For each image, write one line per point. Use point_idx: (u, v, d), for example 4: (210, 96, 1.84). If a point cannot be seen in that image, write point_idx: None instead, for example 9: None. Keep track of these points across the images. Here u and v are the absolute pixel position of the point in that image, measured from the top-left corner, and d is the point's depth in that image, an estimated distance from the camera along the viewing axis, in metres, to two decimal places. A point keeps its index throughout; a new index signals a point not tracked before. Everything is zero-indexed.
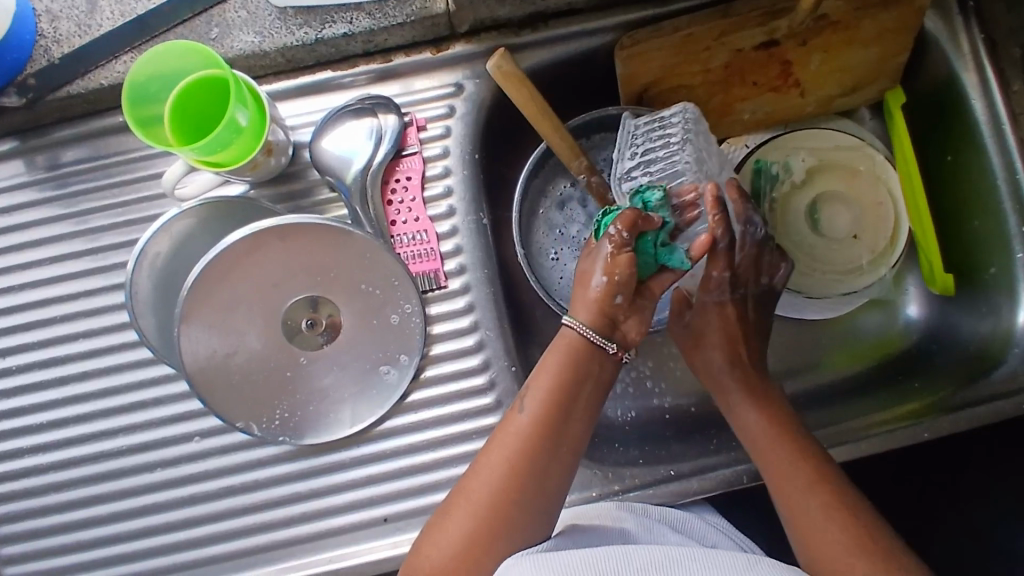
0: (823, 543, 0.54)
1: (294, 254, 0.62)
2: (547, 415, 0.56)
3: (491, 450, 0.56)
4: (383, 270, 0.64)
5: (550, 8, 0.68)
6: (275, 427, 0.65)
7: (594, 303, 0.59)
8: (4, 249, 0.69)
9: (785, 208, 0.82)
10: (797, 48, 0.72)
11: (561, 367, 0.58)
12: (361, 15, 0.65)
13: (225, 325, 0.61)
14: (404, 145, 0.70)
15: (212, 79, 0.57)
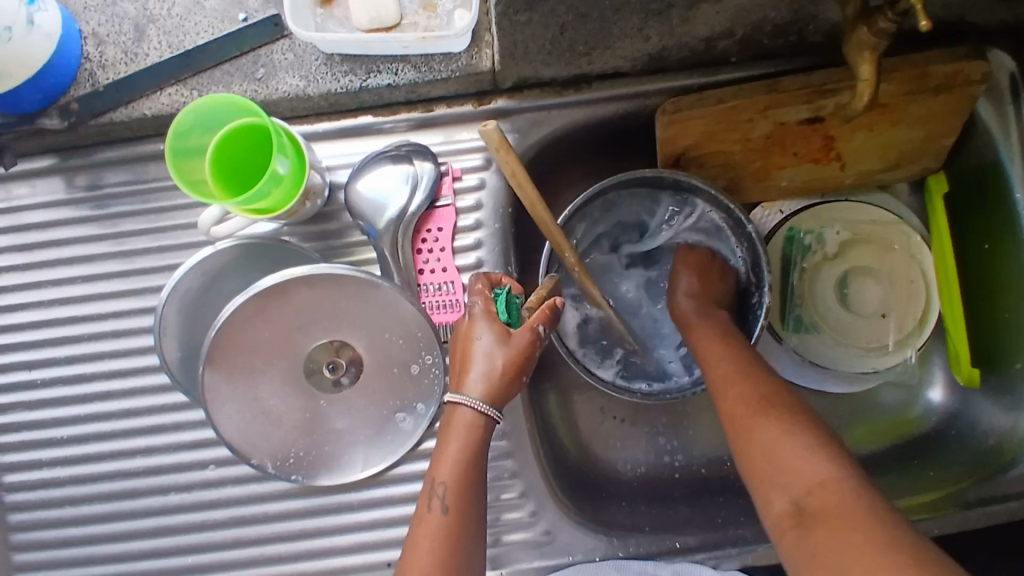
0: (765, 438, 0.56)
1: (321, 300, 0.63)
2: (461, 505, 0.58)
3: (414, 552, 0.57)
4: (407, 322, 0.65)
5: (595, 71, 0.67)
6: (290, 464, 0.66)
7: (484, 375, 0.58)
8: (37, 264, 0.71)
9: (813, 277, 0.81)
10: (840, 124, 0.71)
11: (459, 457, 0.58)
12: (407, 68, 0.65)
13: (249, 363, 0.62)
14: (439, 194, 0.70)
15: (253, 128, 0.57)
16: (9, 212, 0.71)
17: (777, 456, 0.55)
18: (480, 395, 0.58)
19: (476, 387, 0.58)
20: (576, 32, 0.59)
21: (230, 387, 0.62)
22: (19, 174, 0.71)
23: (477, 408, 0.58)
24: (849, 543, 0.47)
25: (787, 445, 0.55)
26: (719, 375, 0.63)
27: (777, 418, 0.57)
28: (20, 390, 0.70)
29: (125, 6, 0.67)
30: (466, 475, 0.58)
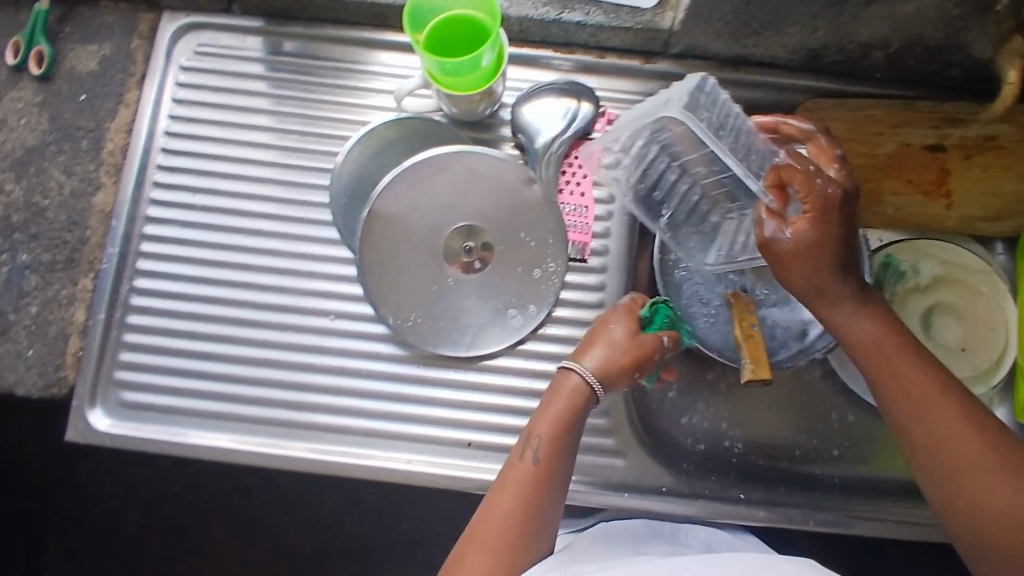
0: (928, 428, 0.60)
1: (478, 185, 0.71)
2: (550, 464, 0.63)
3: (500, 492, 0.62)
4: (543, 225, 0.72)
5: (757, 55, 0.76)
6: (406, 327, 0.71)
7: (599, 354, 0.65)
8: (227, 106, 0.79)
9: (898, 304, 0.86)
10: (959, 159, 0.80)
11: (559, 416, 0.64)
12: (598, 11, 0.74)
13: (402, 225, 0.69)
14: (591, 130, 0.77)
15: (483, 25, 0.67)
16: (219, 57, 0.79)
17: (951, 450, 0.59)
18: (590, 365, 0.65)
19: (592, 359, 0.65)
20: (760, 5, 0.68)
21: (380, 237, 0.69)
22: (235, 28, 0.80)
23: (586, 378, 0.65)
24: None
25: (951, 442, 0.59)
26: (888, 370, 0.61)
27: (923, 390, 0.60)
28: (178, 209, 0.77)
29: None
30: (559, 437, 0.64)
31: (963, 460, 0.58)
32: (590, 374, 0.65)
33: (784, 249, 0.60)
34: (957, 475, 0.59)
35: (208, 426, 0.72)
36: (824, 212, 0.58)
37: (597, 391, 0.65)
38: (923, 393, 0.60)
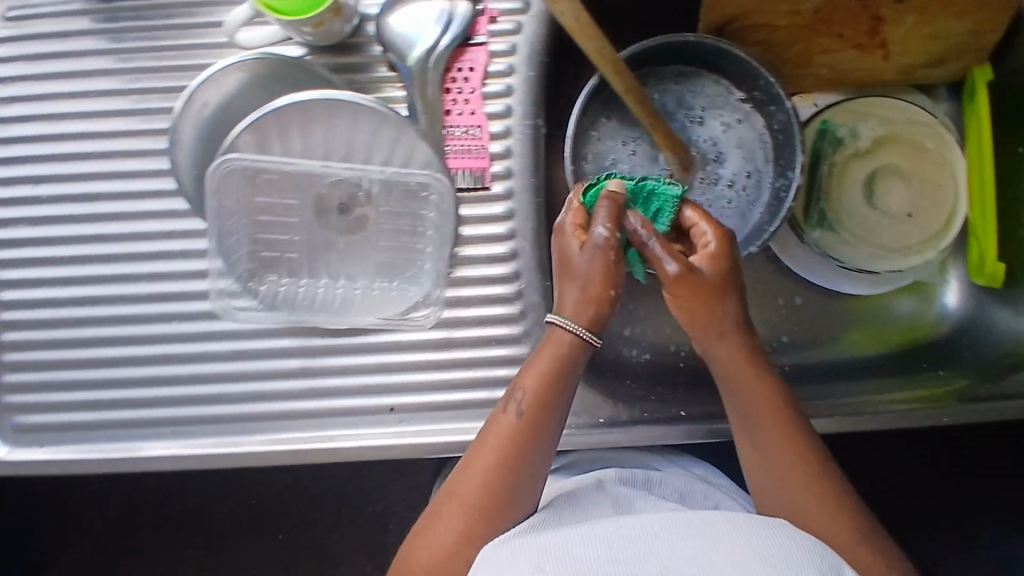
0: (777, 474, 0.56)
1: (327, 125, 0.61)
2: (531, 417, 0.55)
3: (479, 446, 0.56)
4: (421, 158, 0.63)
5: None
6: (280, 296, 0.64)
7: (579, 295, 0.55)
8: (53, 75, 0.68)
9: (839, 173, 0.80)
10: (891, 5, 0.70)
11: (543, 371, 0.55)
12: None
13: (256, 195, 0.61)
14: (473, 34, 0.67)
15: None
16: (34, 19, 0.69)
17: (787, 486, 0.55)
18: (572, 312, 0.55)
19: (558, 304, 0.56)
20: None
21: (235, 207, 0.61)
22: None
23: (567, 327, 0.55)
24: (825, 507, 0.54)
25: (795, 472, 0.55)
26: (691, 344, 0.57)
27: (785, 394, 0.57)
28: (24, 206, 0.68)
29: None
30: (547, 389, 0.55)
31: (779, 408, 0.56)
32: (571, 323, 0.55)
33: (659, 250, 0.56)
34: (805, 515, 0.54)
35: (104, 439, 0.66)
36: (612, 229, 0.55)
37: (592, 342, 0.55)
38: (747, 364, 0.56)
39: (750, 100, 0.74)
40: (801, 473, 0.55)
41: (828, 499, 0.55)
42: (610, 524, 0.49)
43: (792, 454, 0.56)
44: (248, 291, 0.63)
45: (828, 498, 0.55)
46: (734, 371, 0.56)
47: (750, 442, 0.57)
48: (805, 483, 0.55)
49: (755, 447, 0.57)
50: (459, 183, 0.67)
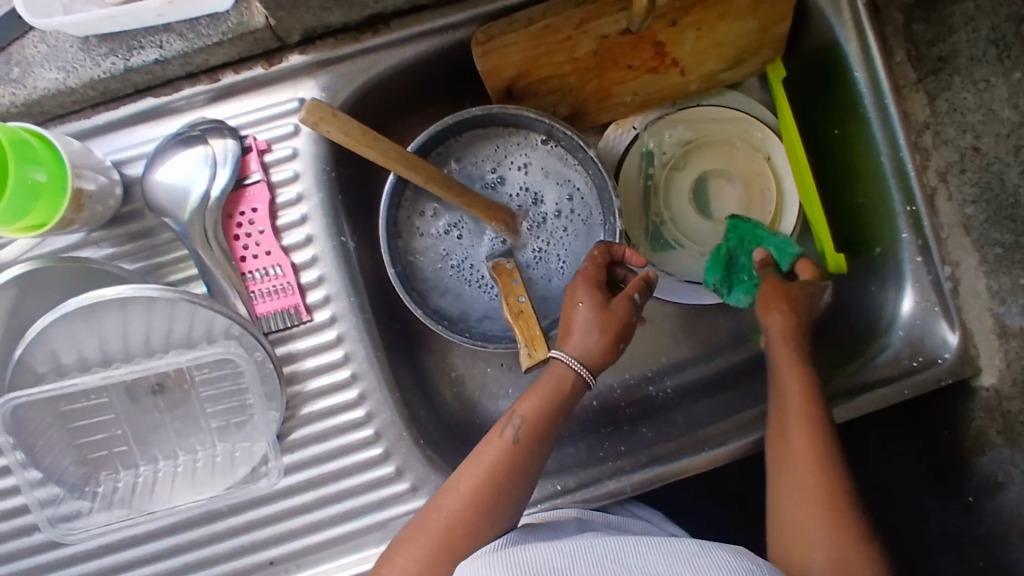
0: (788, 474, 0.56)
1: (107, 320, 0.58)
2: (526, 441, 0.57)
3: (461, 471, 0.57)
4: (206, 322, 0.59)
5: (389, 7, 0.61)
6: (121, 491, 0.62)
7: (590, 339, 0.58)
8: None
9: (669, 187, 0.79)
10: (666, 28, 0.67)
11: (544, 395, 0.58)
12: (173, 38, 0.58)
13: (61, 407, 0.59)
14: (246, 173, 0.64)
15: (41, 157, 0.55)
16: None
17: (804, 490, 0.54)
18: (577, 351, 0.59)
19: (579, 346, 0.58)
20: None
21: (44, 427, 0.59)
22: None
23: (569, 364, 0.58)
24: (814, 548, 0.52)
25: (806, 482, 0.55)
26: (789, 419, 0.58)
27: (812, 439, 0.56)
28: None
29: None
30: (544, 414, 0.57)
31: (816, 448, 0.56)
32: (576, 360, 0.58)
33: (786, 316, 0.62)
34: (806, 556, 0.52)
35: None
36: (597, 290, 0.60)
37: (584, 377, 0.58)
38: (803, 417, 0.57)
39: (550, 141, 0.73)
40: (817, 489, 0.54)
41: (847, 544, 0.52)
42: (533, 553, 0.44)
43: (816, 472, 0.55)
44: (83, 494, 0.61)
45: (829, 518, 0.53)
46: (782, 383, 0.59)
47: (776, 448, 0.58)
48: (818, 494, 0.54)
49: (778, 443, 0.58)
50: (275, 326, 0.65)
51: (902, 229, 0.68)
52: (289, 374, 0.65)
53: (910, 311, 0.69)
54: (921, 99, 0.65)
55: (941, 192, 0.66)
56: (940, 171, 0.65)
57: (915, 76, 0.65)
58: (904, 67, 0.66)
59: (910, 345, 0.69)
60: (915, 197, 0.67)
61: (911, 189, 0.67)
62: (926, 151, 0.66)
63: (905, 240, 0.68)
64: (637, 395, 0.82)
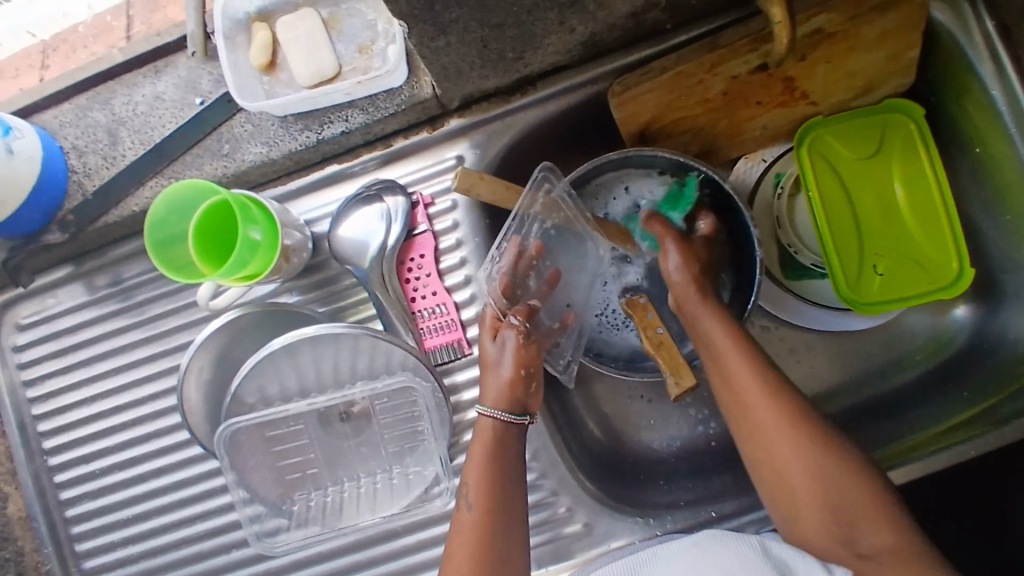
0: (779, 469, 0.60)
1: (306, 355, 0.66)
2: (487, 498, 0.60)
3: (454, 552, 0.59)
4: (387, 355, 0.66)
5: (536, 70, 0.69)
6: (313, 509, 0.70)
7: (498, 390, 0.64)
8: (79, 363, 0.78)
9: (793, 216, 0.80)
10: (796, 63, 0.70)
11: (482, 458, 0.61)
12: (356, 112, 0.68)
13: (266, 433, 0.68)
14: (414, 223, 0.72)
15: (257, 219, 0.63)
16: (48, 322, 0.78)
17: (808, 489, 0.58)
18: (493, 402, 0.64)
19: (494, 399, 0.64)
20: (499, 42, 0.61)
21: (252, 451, 0.68)
22: (44, 288, 0.78)
23: (498, 416, 0.63)
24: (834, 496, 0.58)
25: (805, 475, 0.58)
26: (740, 404, 0.62)
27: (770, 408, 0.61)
28: (82, 483, 0.76)
29: (96, 115, 0.71)
30: (489, 470, 0.61)
31: (784, 415, 0.60)
32: (503, 411, 0.63)
33: (692, 271, 0.68)
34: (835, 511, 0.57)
35: None
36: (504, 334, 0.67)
37: (519, 421, 0.63)
38: (759, 396, 0.61)
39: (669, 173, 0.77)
40: (821, 475, 0.58)
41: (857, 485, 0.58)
42: None
43: (808, 445, 0.59)
44: (283, 512, 0.69)
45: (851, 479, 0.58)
46: (722, 373, 0.64)
47: (752, 447, 0.62)
48: (829, 486, 0.58)
49: (757, 446, 0.61)
50: (442, 359, 0.71)
51: None
52: (454, 403, 0.72)
53: None
54: None
55: None
56: None
57: None
58: None
59: None
60: None
61: None
62: None
63: None
64: None
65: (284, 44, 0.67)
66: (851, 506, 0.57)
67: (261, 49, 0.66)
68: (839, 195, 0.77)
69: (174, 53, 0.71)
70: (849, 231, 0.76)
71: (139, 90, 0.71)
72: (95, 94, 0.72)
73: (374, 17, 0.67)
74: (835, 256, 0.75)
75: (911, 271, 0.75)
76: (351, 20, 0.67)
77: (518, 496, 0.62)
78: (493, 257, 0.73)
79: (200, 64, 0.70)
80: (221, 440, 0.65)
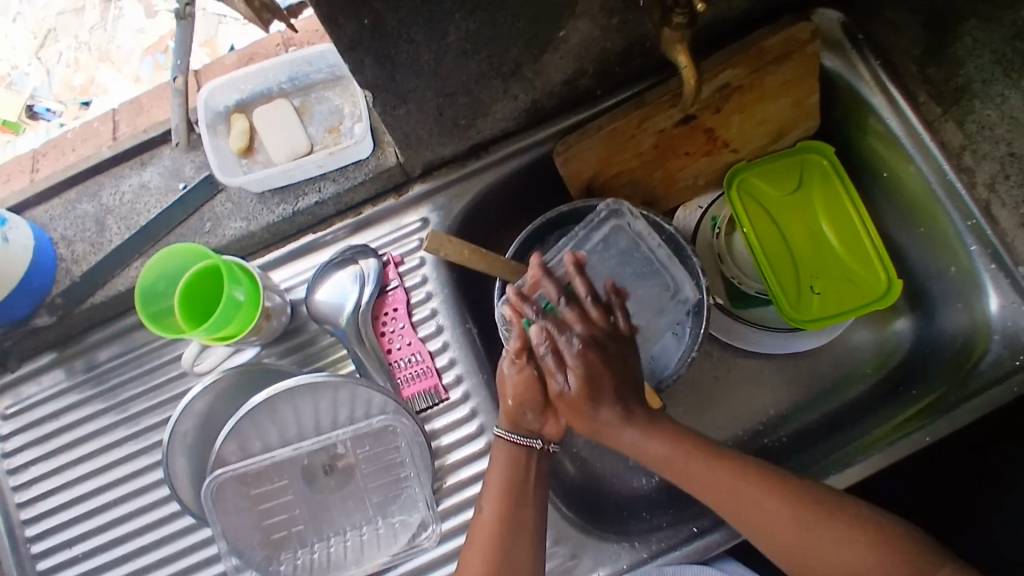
0: (756, 509, 0.61)
1: (290, 407, 0.69)
2: (506, 509, 0.64)
3: (470, 549, 0.63)
4: (365, 401, 0.69)
5: (488, 137, 0.77)
6: (300, 569, 0.70)
7: (505, 412, 0.67)
8: (59, 449, 0.79)
9: (732, 250, 0.88)
10: (713, 116, 0.80)
11: (500, 474, 0.65)
12: (328, 183, 0.75)
13: (251, 490, 0.69)
14: (386, 281, 0.78)
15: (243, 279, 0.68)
16: (27, 411, 0.79)
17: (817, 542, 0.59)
18: (506, 423, 0.67)
19: (516, 424, 0.67)
20: (453, 110, 0.69)
21: (235, 513, 0.68)
22: (26, 376, 0.80)
23: (518, 441, 0.66)
24: (780, 522, 0.61)
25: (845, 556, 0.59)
26: (708, 492, 0.63)
27: (751, 491, 0.62)
28: (65, 569, 0.76)
29: (85, 207, 0.77)
30: (510, 485, 0.65)
31: (740, 502, 0.62)
32: (515, 434, 0.66)
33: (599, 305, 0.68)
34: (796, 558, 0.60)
35: None
36: (514, 362, 0.66)
37: (536, 445, 0.66)
38: (735, 486, 0.62)
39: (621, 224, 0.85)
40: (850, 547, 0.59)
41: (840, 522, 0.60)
42: None
43: (770, 499, 0.61)
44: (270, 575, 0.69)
45: (815, 511, 0.60)
46: (694, 473, 0.63)
47: (722, 507, 0.63)
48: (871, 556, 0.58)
49: (773, 534, 0.61)
50: (421, 406, 0.75)
51: (970, 244, 0.77)
52: (434, 449, 0.74)
53: (1000, 311, 0.75)
54: (952, 128, 0.77)
55: (994, 202, 0.76)
56: (988, 184, 0.76)
57: (940, 110, 0.78)
58: (930, 106, 0.78)
59: (1010, 346, 0.74)
60: (973, 213, 0.76)
61: (967, 207, 0.77)
62: (971, 169, 0.77)
63: (976, 252, 0.76)
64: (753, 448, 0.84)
65: (259, 130, 0.74)
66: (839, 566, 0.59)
67: (239, 136, 0.74)
68: (769, 226, 0.85)
69: (159, 145, 0.78)
70: (785, 256, 0.84)
71: (127, 180, 0.77)
72: (84, 188, 0.78)
73: (341, 103, 0.76)
74: (774, 281, 0.82)
75: (845, 288, 0.83)
76: (320, 106, 0.76)
77: (539, 512, 0.65)
78: (461, 305, 0.78)
79: (184, 153, 0.77)
80: (206, 493, 0.67)
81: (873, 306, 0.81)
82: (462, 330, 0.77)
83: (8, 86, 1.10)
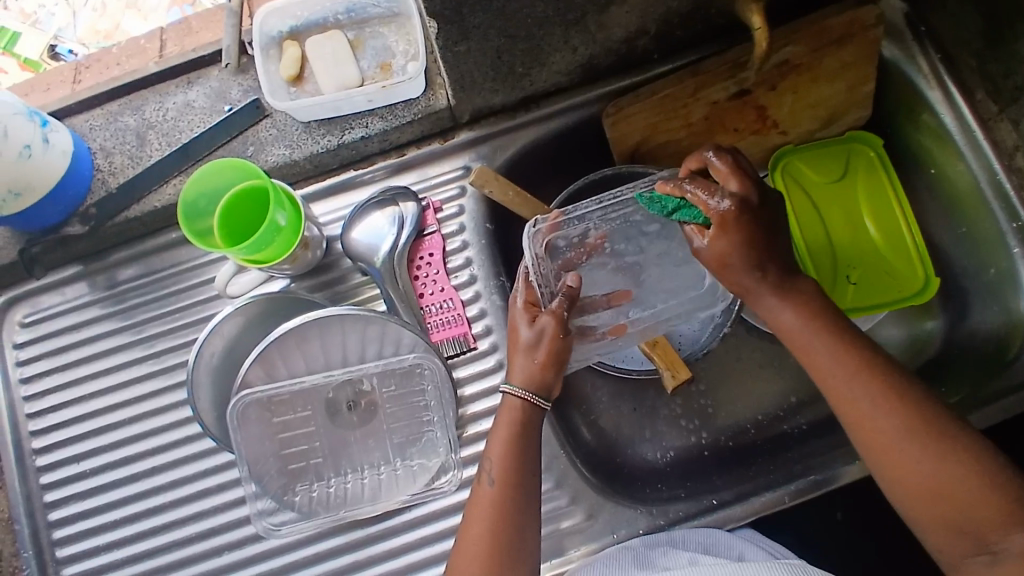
0: (877, 437, 0.59)
1: (321, 337, 0.68)
2: (508, 473, 0.62)
3: (468, 522, 0.62)
4: (395, 339, 0.69)
5: (539, 90, 0.77)
6: (315, 502, 0.69)
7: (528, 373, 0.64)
8: (76, 362, 0.78)
9: None
10: (767, 93, 0.79)
11: (506, 437, 0.63)
12: (376, 119, 0.75)
13: (273, 417, 0.68)
14: (424, 226, 0.77)
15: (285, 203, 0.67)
16: (46, 321, 0.79)
17: (924, 475, 0.58)
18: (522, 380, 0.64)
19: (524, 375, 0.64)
20: (511, 54, 0.68)
21: (256, 438, 0.67)
22: (49, 286, 0.79)
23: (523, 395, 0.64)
24: (908, 455, 0.58)
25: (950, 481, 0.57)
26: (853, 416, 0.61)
27: (886, 421, 0.59)
28: (72, 482, 0.75)
29: (126, 119, 0.76)
30: (514, 445, 0.63)
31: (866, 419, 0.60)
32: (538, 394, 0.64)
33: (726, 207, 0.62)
34: (918, 489, 0.58)
35: None
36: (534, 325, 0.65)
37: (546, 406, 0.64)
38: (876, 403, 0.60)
39: None
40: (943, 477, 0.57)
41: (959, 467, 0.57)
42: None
43: (894, 421, 0.59)
44: (285, 504, 0.68)
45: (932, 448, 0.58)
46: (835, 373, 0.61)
47: (854, 426, 0.61)
48: (955, 477, 0.57)
49: (873, 450, 0.60)
50: (449, 352, 0.74)
51: (1014, 245, 0.77)
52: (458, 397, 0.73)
53: None
54: (1006, 127, 0.76)
55: None
56: None
57: (997, 108, 0.77)
58: (987, 103, 0.77)
59: None
60: (1019, 214, 0.76)
61: (1014, 207, 0.77)
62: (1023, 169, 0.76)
63: (1019, 254, 0.76)
64: (772, 432, 0.83)
65: (311, 58, 0.73)
66: (939, 489, 0.57)
67: (292, 63, 0.73)
68: (811, 212, 0.84)
69: (207, 66, 0.77)
70: (824, 244, 0.83)
71: (171, 97, 0.76)
72: (126, 101, 0.77)
73: (394, 40, 0.74)
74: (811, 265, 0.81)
75: (882, 280, 0.82)
76: (373, 41, 0.74)
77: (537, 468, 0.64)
78: (496, 257, 0.77)
79: (232, 75, 0.76)
80: (230, 413, 0.66)
81: (907, 301, 0.80)
82: (496, 283, 0.76)
83: (32, 24, 1.07)
